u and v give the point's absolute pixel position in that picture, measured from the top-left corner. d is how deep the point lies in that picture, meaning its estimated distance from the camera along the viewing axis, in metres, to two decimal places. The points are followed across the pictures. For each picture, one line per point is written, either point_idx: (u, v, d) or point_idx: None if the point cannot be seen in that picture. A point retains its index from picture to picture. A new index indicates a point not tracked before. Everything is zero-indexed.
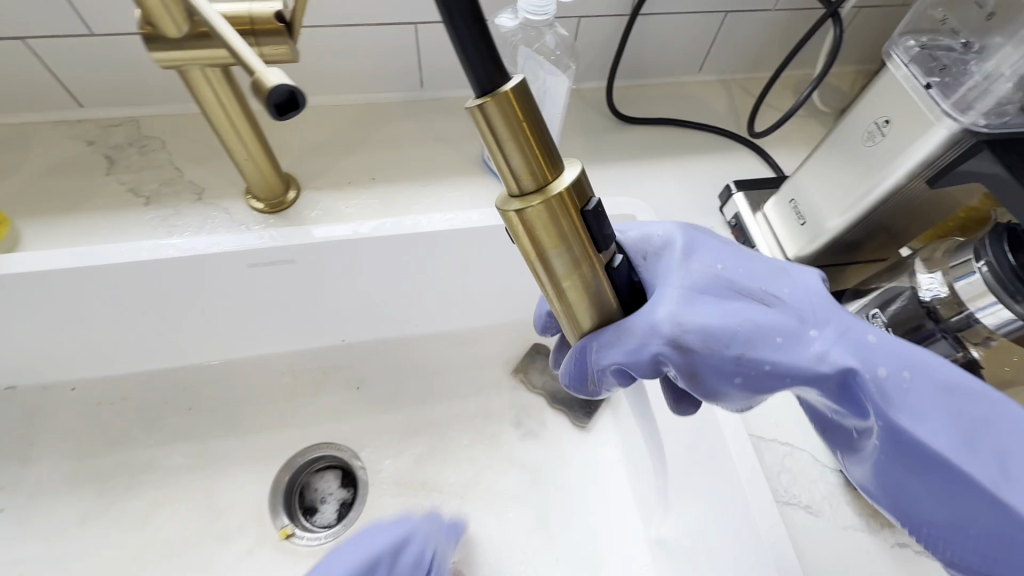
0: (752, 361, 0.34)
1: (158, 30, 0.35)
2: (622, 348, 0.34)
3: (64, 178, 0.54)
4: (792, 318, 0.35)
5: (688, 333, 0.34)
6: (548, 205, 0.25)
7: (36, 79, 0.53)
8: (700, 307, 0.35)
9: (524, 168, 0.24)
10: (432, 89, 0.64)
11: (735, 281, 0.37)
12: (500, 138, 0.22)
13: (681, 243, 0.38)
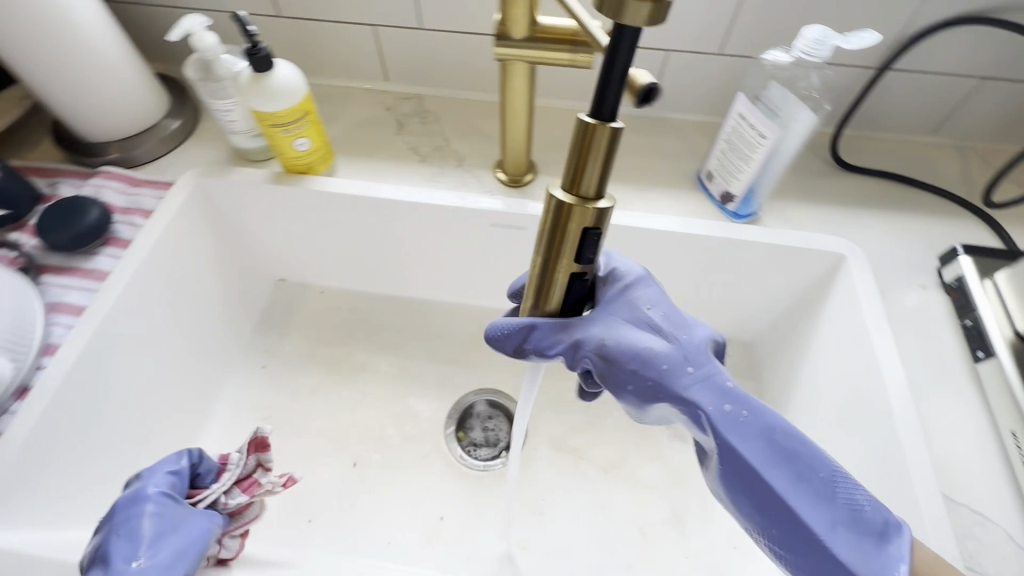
0: (636, 377, 0.38)
1: (507, 31, 0.47)
2: (561, 339, 0.38)
3: (366, 131, 0.70)
4: (686, 348, 0.39)
5: (608, 344, 0.38)
6: (573, 215, 0.30)
7: (369, 55, 0.70)
8: (627, 325, 0.39)
9: (584, 182, 0.29)
10: (659, 108, 0.71)
11: (660, 319, 0.40)
12: (582, 146, 0.27)
13: (629, 278, 0.42)
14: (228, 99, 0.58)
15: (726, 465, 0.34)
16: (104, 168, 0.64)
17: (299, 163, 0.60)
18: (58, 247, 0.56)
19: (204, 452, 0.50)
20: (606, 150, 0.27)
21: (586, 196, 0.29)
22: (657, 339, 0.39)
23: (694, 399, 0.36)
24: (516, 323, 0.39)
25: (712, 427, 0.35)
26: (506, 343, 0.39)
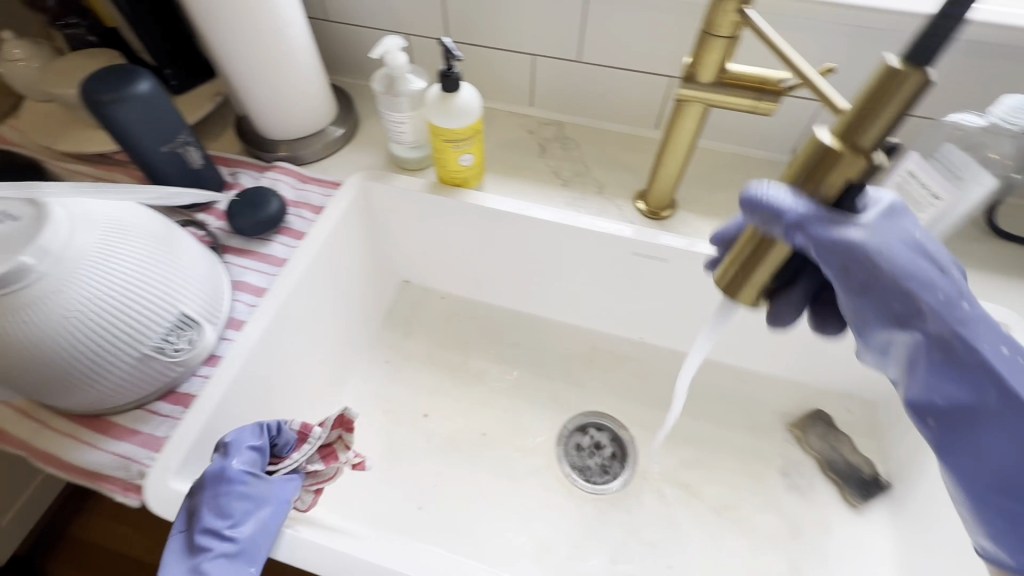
0: (901, 297, 0.32)
1: (694, 74, 0.50)
2: (821, 227, 0.32)
3: (510, 151, 0.73)
4: (956, 283, 0.33)
5: (876, 258, 0.32)
6: (847, 161, 0.30)
7: (521, 81, 0.74)
8: (907, 247, 0.33)
9: (865, 131, 0.29)
10: None
11: (935, 258, 0.33)
12: (876, 99, 0.28)
13: (902, 216, 0.34)
14: (404, 111, 0.63)
15: (955, 381, 0.33)
16: (277, 163, 0.70)
17: (457, 176, 0.64)
18: (242, 231, 0.61)
19: (281, 427, 0.50)
20: (907, 95, 0.27)
21: (862, 146, 0.30)
22: (928, 265, 0.33)
23: (954, 329, 0.32)
24: (778, 195, 0.33)
25: (967, 358, 0.32)
26: (761, 216, 0.33)
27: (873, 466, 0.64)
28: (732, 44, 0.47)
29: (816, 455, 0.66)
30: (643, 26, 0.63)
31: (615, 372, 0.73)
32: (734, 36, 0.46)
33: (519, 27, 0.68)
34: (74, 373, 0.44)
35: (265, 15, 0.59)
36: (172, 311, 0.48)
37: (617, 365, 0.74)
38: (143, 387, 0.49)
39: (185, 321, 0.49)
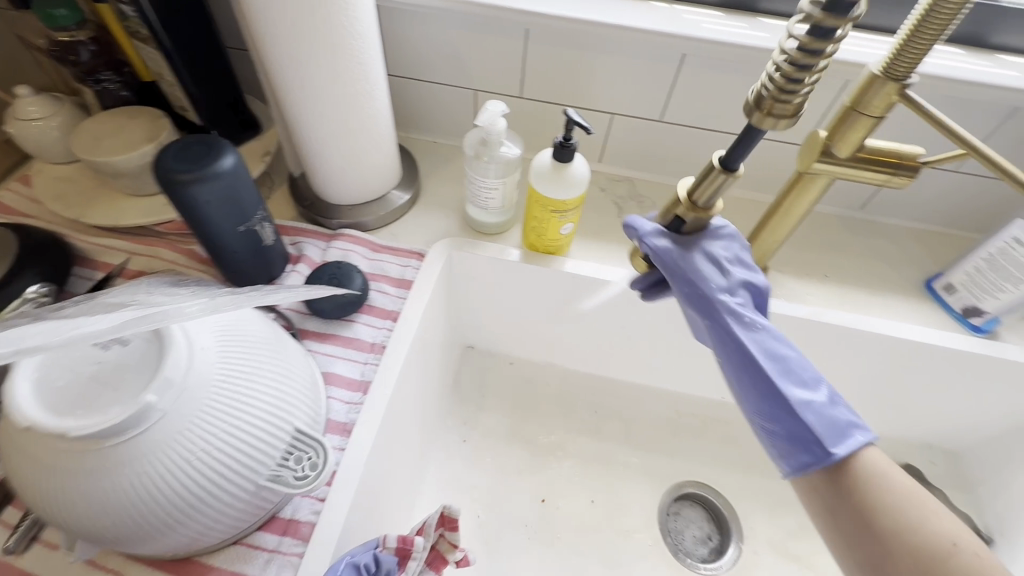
0: (714, 310, 0.47)
1: (831, 147, 0.48)
2: (661, 241, 0.48)
3: (587, 211, 0.70)
4: (731, 282, 0.48)
5: (689, 262, 0.47)
6: (682, 204, 0.45)
7: (594, 139, 0.71)
8: (712, 259, 0.49)
9: (701, 199, 0.42)
10: (872, 211, 0.72)
11: (720, 260, 0.49)
12: (708, 179, 0.40)
13: (715, 232, 0.51)
14: (494, 178, 0.59)
15: (754, 353, 0.45)
16: (343, 231, 0.64)
17: (552, 244, 0.60)
18: (321, 313, 0.54)
19: (378, 556, 0.39)
20: (720, 185, 0.40)
21: (695, 204, 0.43)
22: (713, 270, 0.48)
23: (730, 311, 0.46)
24: (643, 224, 0.49)
25: (738, 339, 0.45)
26: (635, 241, 0.50)
27: (974, 523, 0.64)
28: (879, 122, 0.45)
29: None
30: (736, 89, 0.61)
31: (703, 437, 0.70)
32: (885, 114, 0.45)
33: (602, 88, 0.65)
34: (178, 514, 0.36)
35: (349, 80, 0.53)
36: (287, 430, 0.40)
37: (705, 429, 0.71)
38: (244, 520, 0.40)
39: (299, 439, 0.41)
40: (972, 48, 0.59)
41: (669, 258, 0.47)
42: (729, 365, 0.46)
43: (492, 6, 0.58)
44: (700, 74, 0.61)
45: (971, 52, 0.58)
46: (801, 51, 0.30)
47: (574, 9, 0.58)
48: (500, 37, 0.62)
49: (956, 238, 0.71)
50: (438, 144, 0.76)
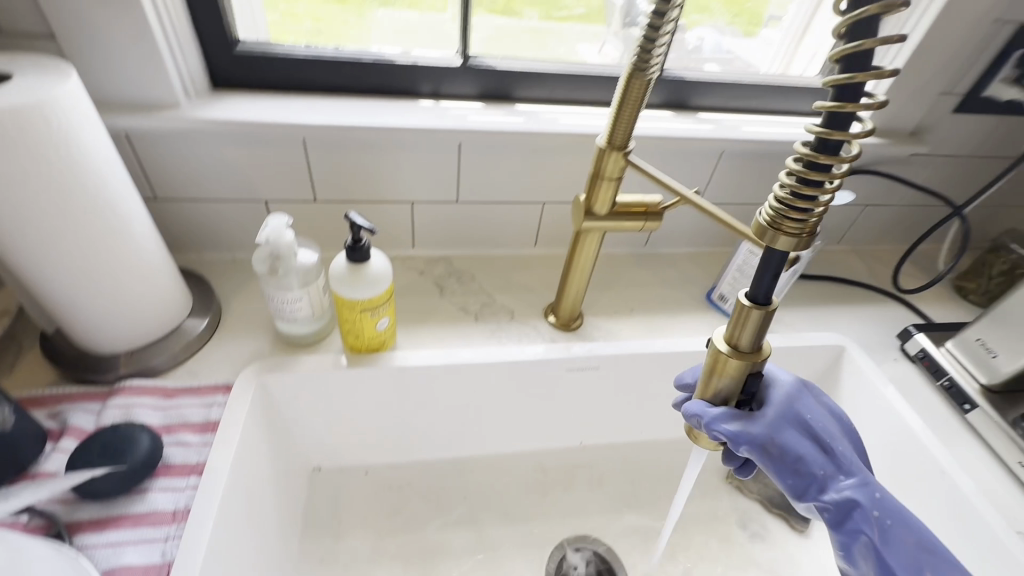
0: (847, 513, 0.42)
1: (592, 208, 0.55)
2: (729, 422, 0.43)
3: (409, 298, 0.70)
4: (836, 463, 0.44)
5: (772, 445, 0.43)
6: (722, 360, 0.42)
7: (400, 227, 0.73)
8: (791, 428, 0.44)
9: (742, 341, 0.41)
10: (654, 246, 0.84)
11: (816, 430, 0.45)
12: (747, 320, 0.40)
13: (787, 393, 0.47)
14: (296, 289, 0.56)
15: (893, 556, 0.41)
16: (123, 384, 0.54)
17: (373, 342, 0.58)
18: (97, 495, 0.45)
19: None
20: (757, 320, 0.40)
21: (740, 350, 0.41)
22: (817, 454, 0.44)
23: (882, 519, 0.41)
24: (703, 408, 0.44)
25: (885, 545, 0.41)
26: (695, 427, 0.45)
27: None
28: (619, 183, 0.54)
29: (759, 497, 0.73)
30: (514, 165, 0.68)
31: (571, 488, 0.71)
32: (620, 177, 0.53)
33: (394, 181, 0.67)
34: None
35: (96, 221, 0.47)
36: None
37: (572, 478, 0.72)
38: None
39: None
40: (680, 109, 0.74)
41: (765, 449, 0.43)
42: (867, 572, 0.42)
43: (259, 122, 0.57)
44: (479, 158, 0.66)
45: (680, 113, 0.73)
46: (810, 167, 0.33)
47: (347, 117, 0.60)
48: (277, 148, 0.61)
49: (719, 254, 0.85)
50: (236, 260, 0.70)
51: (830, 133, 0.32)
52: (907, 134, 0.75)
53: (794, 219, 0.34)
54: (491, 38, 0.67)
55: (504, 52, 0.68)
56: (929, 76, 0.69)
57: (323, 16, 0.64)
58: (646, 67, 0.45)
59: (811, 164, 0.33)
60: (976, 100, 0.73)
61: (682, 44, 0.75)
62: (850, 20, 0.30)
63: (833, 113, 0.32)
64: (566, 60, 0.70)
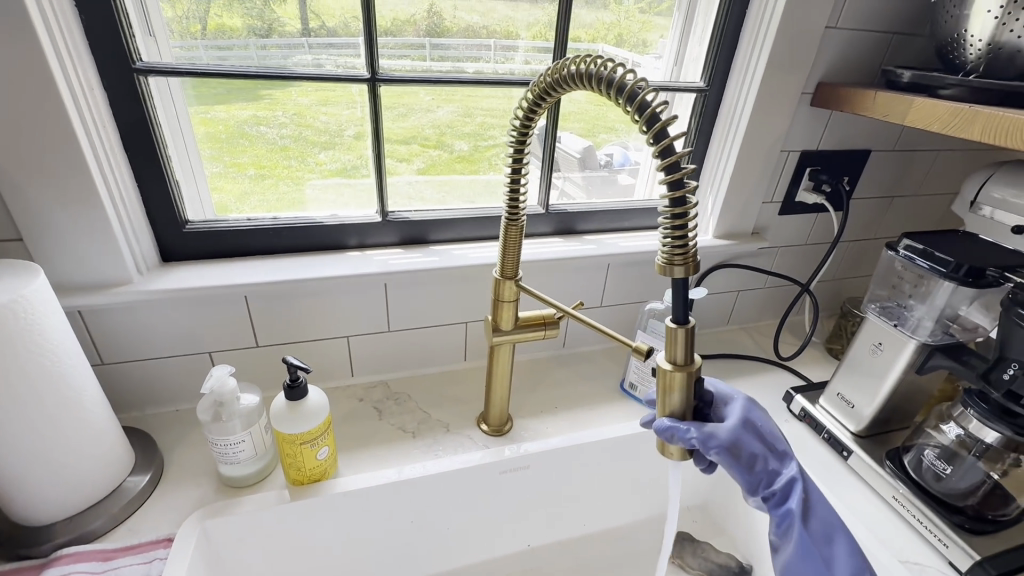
0: (785, 498, 0.51)
1: (499, 325, 0.66)
2: (698, 432, 0.50)
3: (351, 425, 0.76)
4: (776, 458, 0.53)
5: (734, 446, 0.51)
6: (669, 377, 0.50)
7: (339, 359, 0.80)
8: (746, 433, 0.53)
9: (682, 356, 0.49)
10: (571, 346, 0.95)
11: (763, 434, 0.54)
12: (678, 339, 0.48)
13: (739, 404, 0.56)
14: (240, 431, 0.61)
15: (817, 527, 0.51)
16: (59, 552, 0.55)
17: (315, 472, 0.63)
18: None
19: None
20: (685, 336, 0.48)
21: (683, 363, 0.49)
22: (763, 451, 0.53)
23: (808, 502, 0.51)
24: (672, 421, 0.51)
25: (812, 525, 0.50)
26: (672, 440, 0.50)
27: (735, 557, 0.79)
28: (516, 303, 0.65)
29: (699, 571, 0.77)
30: (435, 295, 0.79)
31: None
32: (517, 298, 0.65)
33: (331, 321, 0.76)
34: None
35: (49, 395, 0.52)
36: None
37: None
38: None
39: None
40: (569, 234, 0.90)
41: (727, 450, 0.51)
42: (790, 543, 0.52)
43: (204, 286, 0.66)
44: (404, 292, 0.77)
45: (570, 238, 0.89)
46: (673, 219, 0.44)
47: (285, 273, 0.70)
48: (221, 306, 0.69)
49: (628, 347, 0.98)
50: (180, 411, 0.74)
51: (678, 209, 0.43)
52: (750, 234, 0.94)
53: (678, 254, 0.44)
54: (426, 170, 0.81)
55: (439, 188, 0.83)
56: (751, 192, 0.89)
57: (269, 165, 0.74)
58: (516, 217, 0.59)
59: (675, 230, 0.44)
60: (792, 204, 0.94)
61: (594, 162, 0.90)
62: (652, 130, 0.44)
63: (674, 198, 0.43)
64: (492, 184, 0.86)
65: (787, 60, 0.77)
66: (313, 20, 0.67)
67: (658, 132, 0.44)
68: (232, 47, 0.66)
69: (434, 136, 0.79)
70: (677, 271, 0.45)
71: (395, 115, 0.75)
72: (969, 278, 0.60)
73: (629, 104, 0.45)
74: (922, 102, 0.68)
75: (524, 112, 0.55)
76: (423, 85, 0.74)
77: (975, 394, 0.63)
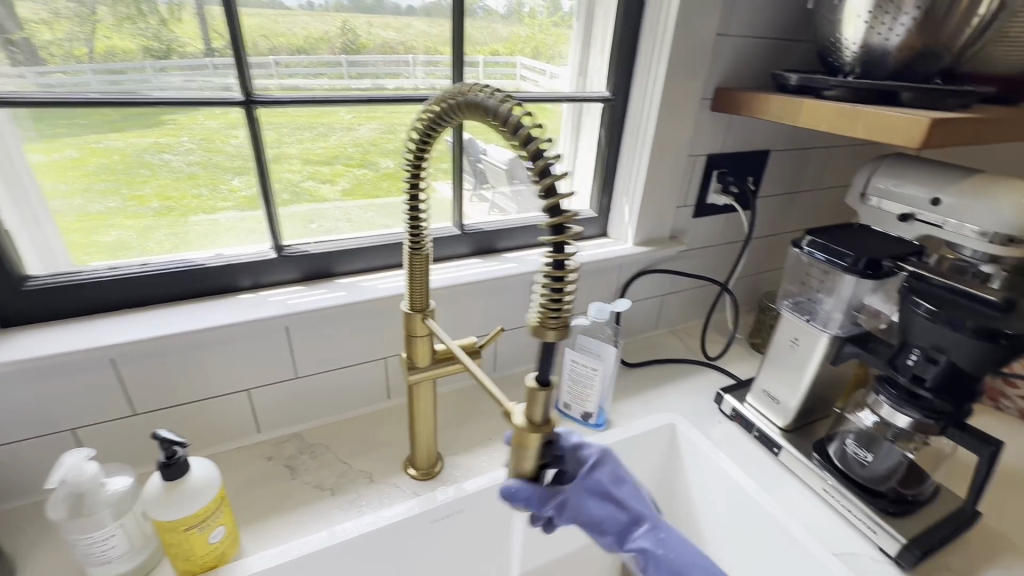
0: (634, 541, 0.52)
1: (416, 362, 0.61)
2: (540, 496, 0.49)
3: (258, 490, 0.67)
4: (624, 504, 0.53)
5: (574, 507, 0.51)
6: (523, 434, 0.45)
7: (240, 415, 0.71)
8: (592, 489, 0.52)
9: (536, 415, 0.44)
10: (502, 369, 0.91)
11: (614, 488, 0.53)
12: (536, 399, 0.43)
13: (591, 453, 0.53)
14: (108, 523, 0.51)
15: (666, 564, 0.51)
16: None
17: (209, 558, 0.54)
18: None
19: None
20: (545, 398, 0.43)
21: (540, 421, 0.44)
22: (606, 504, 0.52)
23: (656, 544, 0.52)
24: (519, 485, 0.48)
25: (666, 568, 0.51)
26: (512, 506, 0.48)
27: None
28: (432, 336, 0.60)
29: None
30: (346, 332, 0.72)
31: None
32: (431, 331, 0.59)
33: (224, 374, 0.67)
34: None
35: None
36: None
37: None
38: None
39: None
40: (489, 252, 0.86)
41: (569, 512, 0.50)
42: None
43: (53, 353, 0.55)
44: (310, 334, 0.70)
45: (490, 257, 0.85)
46: (552, 275, 0.38)
47: (161, 327, 0.61)
48: (80, 372, 0.59)
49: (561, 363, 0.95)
50: (40, 502, 0.62)
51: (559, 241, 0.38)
52: (669, 238, 0.95)
53: (551, 316, 0.39)
54: (351, 191, 0.76)
55: (344, 210, 0.77)
56: (665, 198, 0.90)
57: (176, 196, 0.66)
58: (420, 245, 0.54)
59: (553, 276, 0.39)
60: (705, 207, 0.96)
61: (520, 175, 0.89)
62: (537, 169, 0.39)
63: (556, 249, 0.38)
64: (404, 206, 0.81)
65: (685, 67, 0.79)
66: (216, 39, 0.61)
67: (537, 154, 0.39)
68: (127, 70, 0.59)
69: (357, 155, 0.74)
70: (557, 334, 0.39)
71: (314, 134, 0.70)
72: (868, 270, 0.62)
73: (506, 128, 0.41)
74: (810, 103, 0.71)
75: (419, 134, 0.50)
76: (344, 105, 0.70)
77: (884, 380, 0.64)
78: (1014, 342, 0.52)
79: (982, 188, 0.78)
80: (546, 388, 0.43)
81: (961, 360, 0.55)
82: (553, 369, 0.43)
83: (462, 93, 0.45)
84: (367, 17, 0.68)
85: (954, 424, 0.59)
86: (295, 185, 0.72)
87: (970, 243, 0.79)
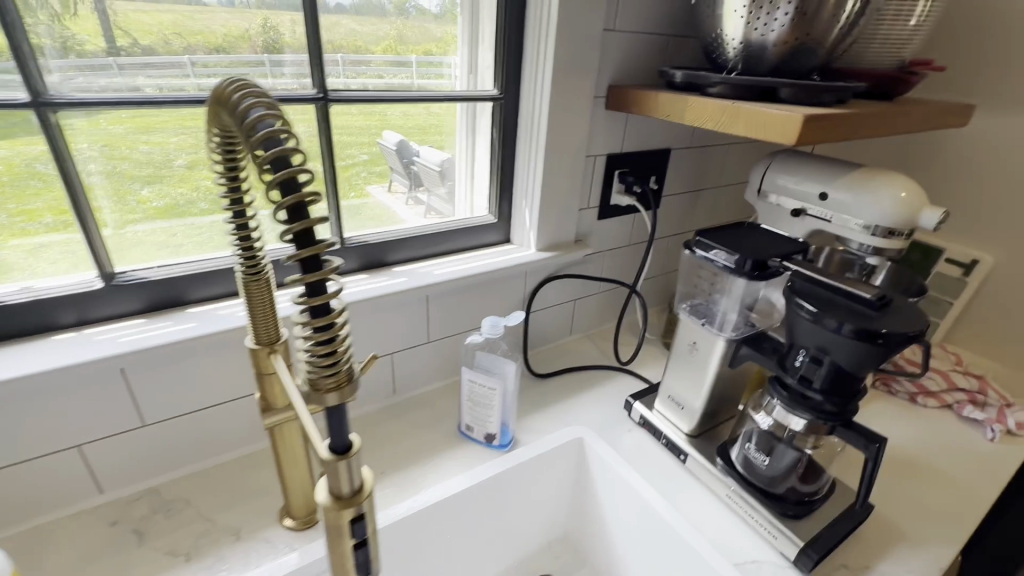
0: None
1: (271, 404, 0.53)
2: None
3: (93, 565, 0.56)
4: None
5: None
6: (332, 516, 0.39)
7: (72, 476, 0.60)
8: None
9: (345, 485, 0.38)
10: (403, 391, 0.84)
11: None
12: (339, 467, 0.37)
13: None
14: None
15: None
16: None
17: None
18: None
19: None
20: (350, 461, 0.37)
21: (347, 492, 0.38)
22: None
23: None
24: None
25: None
26: None
27: None
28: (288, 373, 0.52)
29: None
30: (202, 369, 0.63)
31: None
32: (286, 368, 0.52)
33: (45, 430, 0.56)
34: None
35: None
36: None
37: None
38: None
39: None
40: (378, 266, 0.79)
41: None
42: None
43: None
44: (155, 374, 0.60)
45: (378, 271, 0.77)
46: (315, 330, 0.29)
47: None
48: None
49: None
50: None
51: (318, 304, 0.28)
52: (574, 241, 0.92)
53: (328, 379, 0.30)
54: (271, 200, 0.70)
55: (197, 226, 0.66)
56: (566, 201, 0.86)
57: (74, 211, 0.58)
58: (258, 271, 0.46)
59: (316, 327, 0.29)
60: (609, 207, 0.93)
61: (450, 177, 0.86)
62: (279, 181, 0.28)
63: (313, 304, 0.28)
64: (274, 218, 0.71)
65: (571, 63, 0.75)
66: (119, 36, 0.56)
67: (286, 181, 0.28)
68: (4, 71, 0.52)
69: None
70: (340, 397, 0.30)
71: None
72: (754, 271, 0.61)
73: (252, 136, 0.30)
74: (695, 101, 0.69)
75: (218, 137, 0.41)
76: None
77: (776, 382, 0.63)
78: (891, 340, 0.50)
79: (863, 182, 0.80)
80: (346, 454, 0.37)
81: (841, 359, 0.54)
82: (352, 431, 0.38)
83: (224, 86, 0.34)
84: (292, 14, 0.63)
85: (842, 423, 0.58)
86: (211, 194, 0.65)
87: (855, 236, 0.82)
